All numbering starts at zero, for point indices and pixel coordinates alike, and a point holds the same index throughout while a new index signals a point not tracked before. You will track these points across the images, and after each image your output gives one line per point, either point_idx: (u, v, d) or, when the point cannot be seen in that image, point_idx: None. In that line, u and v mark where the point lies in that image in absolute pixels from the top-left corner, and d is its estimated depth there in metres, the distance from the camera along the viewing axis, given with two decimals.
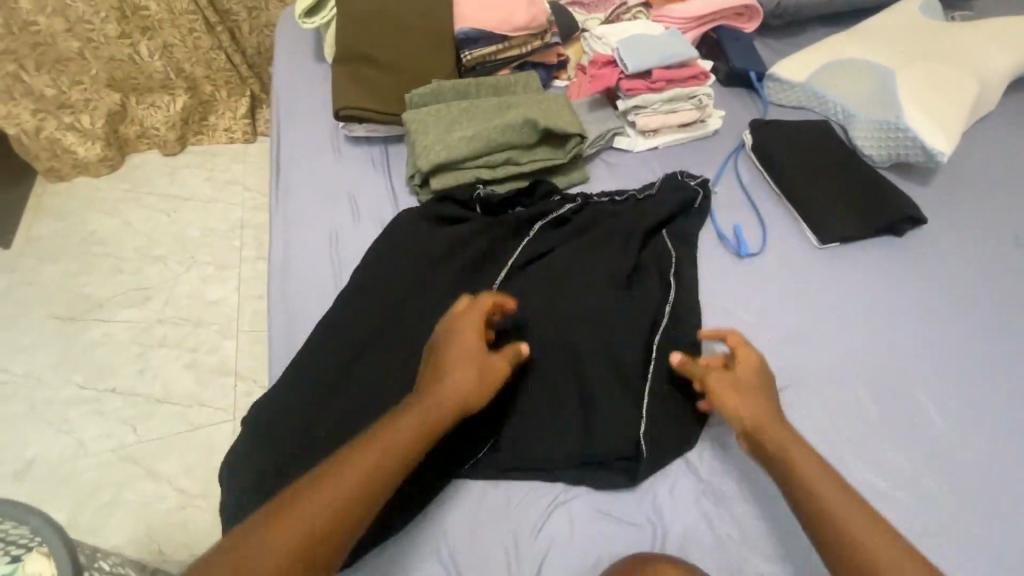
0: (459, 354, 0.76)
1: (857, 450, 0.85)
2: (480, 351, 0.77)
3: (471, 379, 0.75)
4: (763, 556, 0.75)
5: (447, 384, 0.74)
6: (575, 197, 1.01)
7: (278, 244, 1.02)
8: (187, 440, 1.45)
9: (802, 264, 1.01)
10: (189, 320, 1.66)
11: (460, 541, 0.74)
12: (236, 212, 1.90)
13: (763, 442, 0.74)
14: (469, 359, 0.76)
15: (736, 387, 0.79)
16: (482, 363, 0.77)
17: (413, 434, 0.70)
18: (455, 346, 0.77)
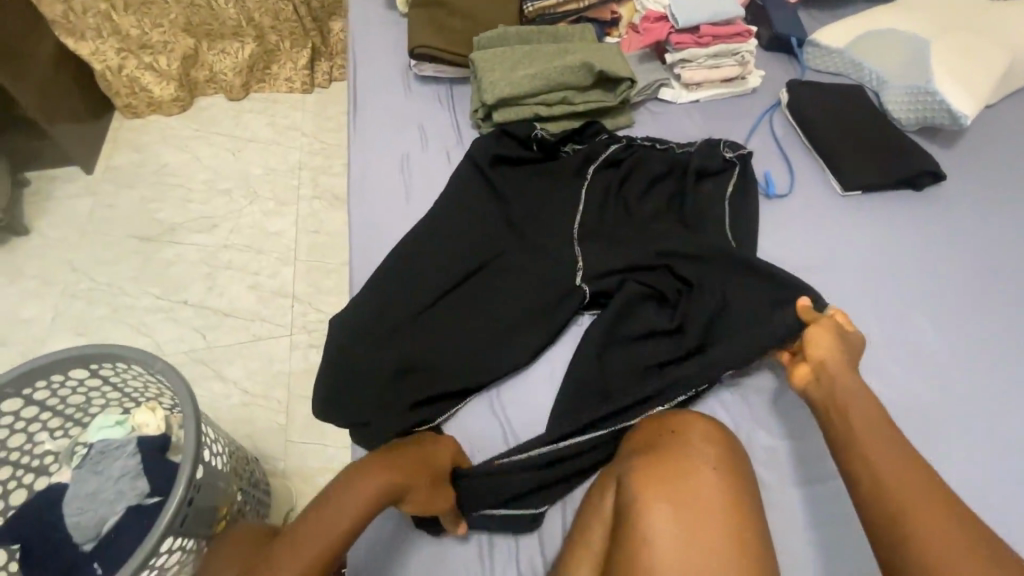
0: (423, 462, 0.74)
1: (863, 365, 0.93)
2: (439, 471, 0.75)
3: (422, 488, 0.71)
4: (766, 432, 0.86)
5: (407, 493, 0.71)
6: (621, 139, 1.11)
7: (352, 164, 1.14)
8: (250, 348, 1.61)
9: (827, 206, 1.09)
10: (251, 248, 1.82)
11: (511, 402, 0.88)
12: (295, 154, 2.04)
13: (843, 381, 0.78)
14: (428, 470, 0.73)
15: (845, 341, 0.83)
16: (435, 481, 0.73)
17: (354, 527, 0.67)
18: (421, 453, 0.75)
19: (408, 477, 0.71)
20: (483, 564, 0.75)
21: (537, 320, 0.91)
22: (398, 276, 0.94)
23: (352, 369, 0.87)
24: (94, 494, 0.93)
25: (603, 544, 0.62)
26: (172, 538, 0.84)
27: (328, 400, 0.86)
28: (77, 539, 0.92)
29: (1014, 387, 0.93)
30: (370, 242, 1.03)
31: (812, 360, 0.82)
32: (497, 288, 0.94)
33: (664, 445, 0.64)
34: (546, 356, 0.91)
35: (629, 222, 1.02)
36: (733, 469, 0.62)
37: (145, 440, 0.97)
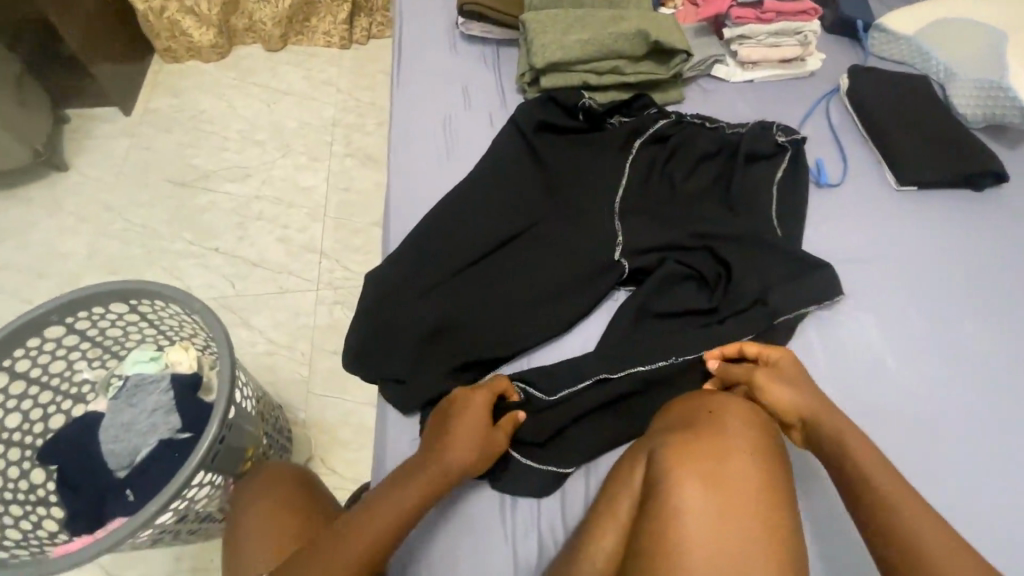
0: (471, 428, 0.72)
1: (909, 365, 0.88)
2: (486, 427, 0.74)
3: (477, 453, 0.71)
4: None
5: (455, 457, 0.70)
6: (670, 113, 1.08)
7: (393, 120, 1.13)
8: (277, 300, 1.63)
9: (880, 200, 1.05)
10: (283, 201, 1.83)
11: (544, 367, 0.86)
12: (329, 110, 2.02)
13: (827, 423, 0.70)
14: (478, 434, 0.72)
15: (789, 381, 0.74)
16: (484, 440, 0.72)
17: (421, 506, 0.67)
18: (466, 418, 0.73)
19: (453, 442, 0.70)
20: (505, 522, 0.74)
21: (573, 291, 0.90)
22: (436, 238, 0.94)
23: (388, 326, 0.88)
24: (129, 425, 0.96)
25: (630, 515, 0.62)
26: (204, 473, 0.87)
27: (361, 351, 0.88)
28: (111, 466, 0.95)
29: None
30: (408, 200, 1.03)
31: (790, 421, 0.73)
32: (535, 256, 0.93)
33: (704, 423, 0.63)
34: (580, 327, 0.89)
35: (673, 200, 0.99)
36: (768, 452, 0.62)
37: (178, 377, 0.99)
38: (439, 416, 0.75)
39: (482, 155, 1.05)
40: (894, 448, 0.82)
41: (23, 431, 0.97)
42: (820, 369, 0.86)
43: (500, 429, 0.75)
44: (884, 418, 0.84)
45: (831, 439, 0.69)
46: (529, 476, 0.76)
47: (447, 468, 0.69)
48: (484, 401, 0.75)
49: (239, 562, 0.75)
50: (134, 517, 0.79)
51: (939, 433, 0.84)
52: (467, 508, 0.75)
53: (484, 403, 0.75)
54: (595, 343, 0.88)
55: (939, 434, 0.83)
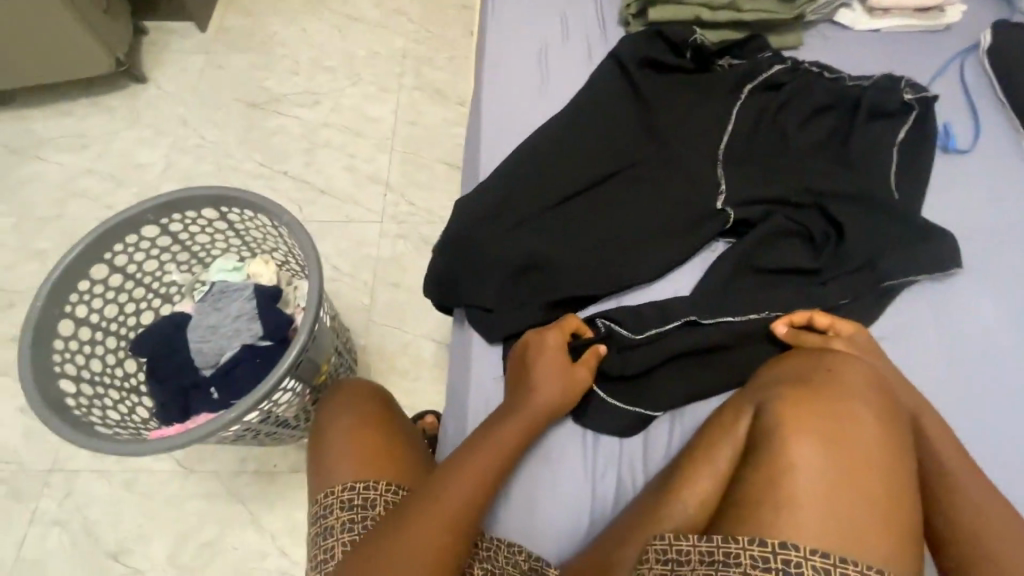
0: (551, 371, 0.73)
1: None
2: (567, 366, 0.75)
3: (564, 392, 0.73)
4: None
5: (541, 392, 0.72)
6: (786, 59, 1.00)
7: (486, 47, 1.08)
8: (342, 228, 1.65)
9: (1013, 171, 0.94)
10: (351, 130, 1.81)
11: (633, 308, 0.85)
12: (400, 40, 1.96)
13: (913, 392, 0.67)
14: (560, 376, 0.73)
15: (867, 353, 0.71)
16: (566, 372, 0.74)
17: (517, 437, 0.70)
18: (543, 361, 0.74)
19: (535, 377, 0.73)
20: (587, 460, 0.75)
21: (667, 238, 0.87)
22: (530, 170, 0.90)
23: (476, 255, 0.86)
24: (214, 328, 1.00)
25: (728, 464, 0.61)
26: (288, 380, 0.91)
27: (447, 278, 0.87)
28: (198, 364, 0.99)
29: None
30: (499, 130, 0.99)
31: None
32: (629, 198, 0.89)
33: (822, 381, 0.61)
34: (673, 276, 0.86)
35: (781, 152, 0.93)
36: (889, 418, 0.59)
37: (261, 288, 1.02)
38: (518, 361, 0.77)
39: (579, 90, 1.00)
40: (1009, 435, 0.75)
41: (118, 323, 1.02)
42: (932, 345, 0.80)
43: (582, 364, 0.76)
44: (1001, 403, 0.77)
45: (917, 408, 0.66)
46: (611, 415, 0.76)
47: (537, 402, 0.72)
48: (558, 338, 0.76)
49: (324, 467, 0.79)
50: (226, 412, 0.83)
51: None
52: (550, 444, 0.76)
53: (559, 341, 0.76)
54: (688, 291, 0.84)
55: None
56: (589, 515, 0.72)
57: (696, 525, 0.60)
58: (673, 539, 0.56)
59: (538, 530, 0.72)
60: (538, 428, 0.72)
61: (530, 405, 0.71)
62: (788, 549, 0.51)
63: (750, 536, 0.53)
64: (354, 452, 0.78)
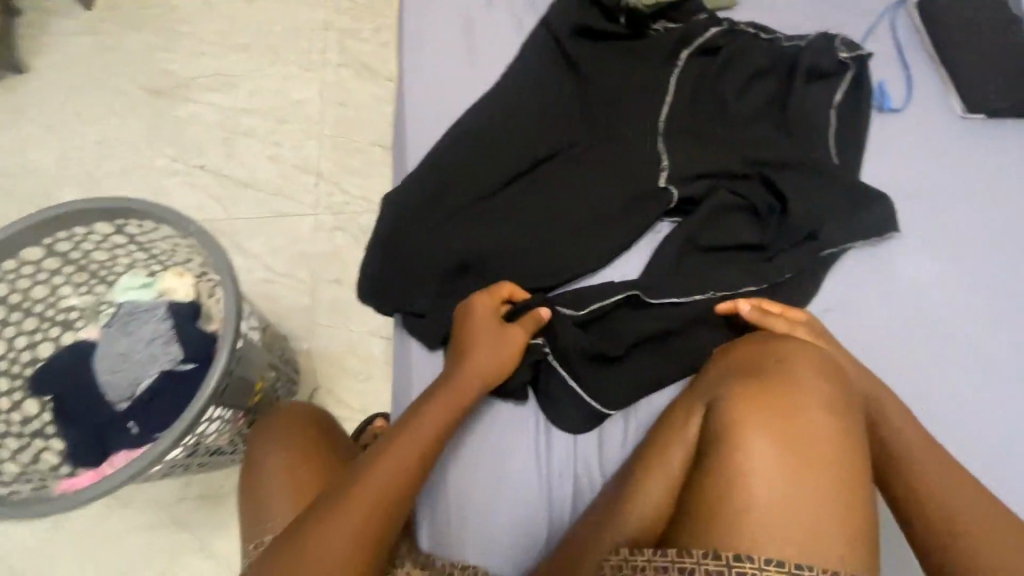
0: (483, 333, 0.72)
1: (964, 308, 0.81)
2: (501, 328, 0.73)
3: (499, 354, 0.71)
4: None
5: (473, 358, 0.70)
6: (722, 21, 0.96)
7: (406, 17, 0.98)
8: (272, 225, 1.53)
9: (941, 127, 0.94)
10: (272, 115, 1.66)
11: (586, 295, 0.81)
12: (318, 11, 1.79)
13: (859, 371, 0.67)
14: (493, 338, 0.72)
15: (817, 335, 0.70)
16: (500, 335, 0.72)
17: (450, 408, 0.67)
18: (475, 324, 0.72)
19: (468, 344, 0.71)
20: (540, 458, 0.73)
21: (612, 221, 0.82)
22: (464, 158, 0.83)
23: (411, 255, 0.80)
24: (125, 355, 0.89)
25: (683, 467, 0.60)
26: (213, 409, 0.82)
27: (382, 282, 0.81)
28: (111, 398, 0.89)
29: None
30: (425, 114, 0.91)
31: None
32: (570, 180, 0.84)
33: (773, 374, 0.60)
34: (619, 262, 0.82)
35: (720, 121, 0.89)
36: (842, 408, 0.59)
37: (176, 306, 0.91)
38: (453, 327, 0.75)
39: (509, 65, 0.93)
40: (941, 396, 0.77)
41: (10, 360, 0.89)
42: (872, 312, 0.80)
43: (518, 325, 0.74)
44: (935, 366, 0.78)
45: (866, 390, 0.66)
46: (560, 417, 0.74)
47: (470, 370, 0.69)
48: (491, 304, 0.74)
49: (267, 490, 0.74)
50: (156, 442, 0.75)
51: (995, 382, 0.78)
52: (498, 447, 0.73)
53: (492, 307, 0.74)
54: (637, 274, 0.81)
55: (989, 381, 0.78)
56: (549, 515, 0.71)
57: (653, 528, 0.59)
58: (627, 554, 0.55)
59: (500, 536, 0.71)
60: (476, 391, 0.69)
61: (463, 373, 0.69)
62: (744, 561, 0.51)
63: (706, 549, 0.52)
64: (296, 477, 0.75)
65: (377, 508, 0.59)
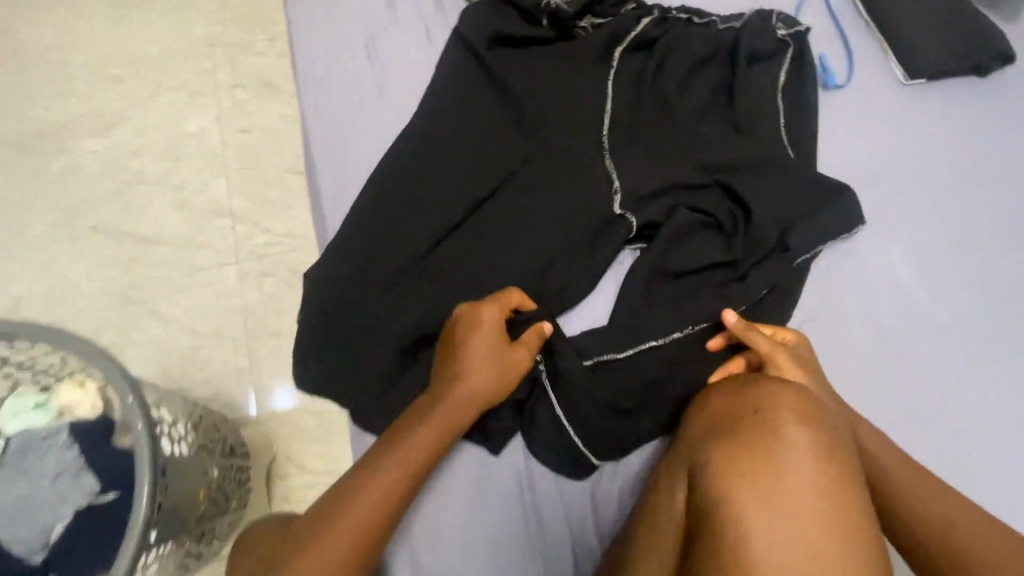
0: (484, 355, 0.64)
1: (935, 291, 0.79)
2: (503, 349, 0.65)
3: (495, 379, 0.65)
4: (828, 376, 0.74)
5: (471, 379, 0.64)
6: (652, 8, 0.88)
7: (296, 48, 0.84)
8: (192, 282, 1.34)
9: (887, 98, 0.90)
10: (169, 154, 1.45)
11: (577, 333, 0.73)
12: (200, 25, 1.56)
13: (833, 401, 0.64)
14: (494, 360, 0.65)
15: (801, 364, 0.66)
16: (502, 353, 0.65)
17: (442, 433, 0.62)
18: (476, 342, 0.65)
19: (464, 361, 0.64)
20: (521, 498, 0.67)
21: (569, 258, 0.74)
22: (393, 212, 0.74)
23: (351, 338, 0.71)
24: (27, 501, 0.75)
25: (677, 534, 0.57)
26: (149, 552, 0.73)
27: (322, 371, 0.71)
28: (20, 555, 0.75)
29: None
30: (339, 162, 0.79)
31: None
32: (515, 220, 0.75)
33: (751, 425, 0.57)
34: (586, 303, 0.74)
35: (667, 125, 0.82)
36: (833, 450, 0.55)
37: (84, 428, 0.78)
38: (447, 334, 0.67)
39: (426, 90, 0.82)
40: (927, 390, 0.74)
41: None
42: (848, 313, 0.77)
43: (521, 345, 0.67)
44: (916, 358, 0.76)
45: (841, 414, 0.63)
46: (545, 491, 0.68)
47: (466, 391, 0.63)
48: (495, 314, 0.66)
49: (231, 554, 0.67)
50: None
51: (976, 365, 0.76)
52: (475, 487, 0.66)
53: (496, 317, 0.66)
54: (605, 320, 0.73)
55: (971, 365, 0.76)
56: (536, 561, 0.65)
57: None
58: None
59: None
60: (471, 414, 0.64)
61: (459, 394, 0.63)
62: None
63: None
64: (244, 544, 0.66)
65: (358, 545, 0.56)
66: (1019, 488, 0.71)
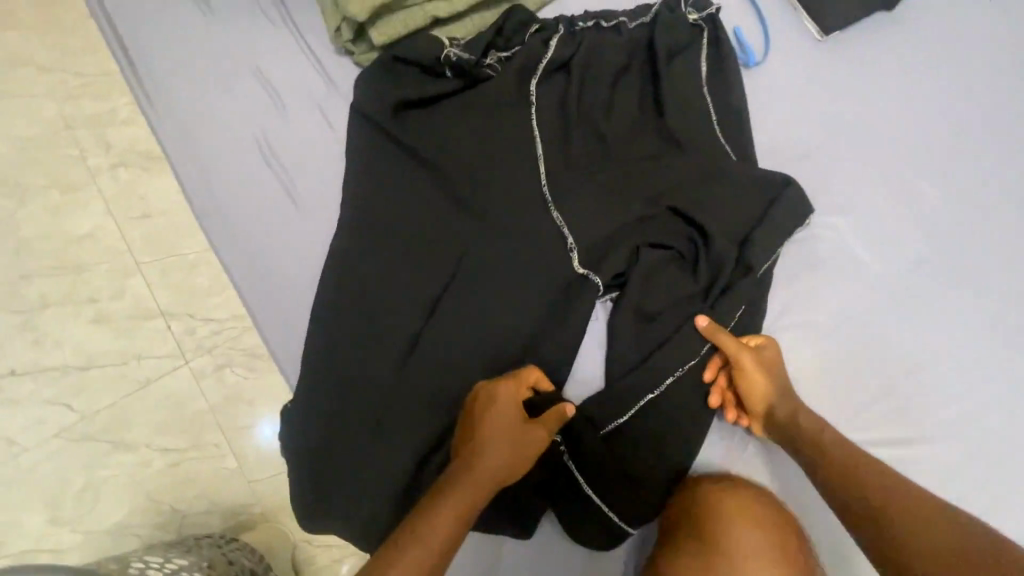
0: (502, 428, 0.64)
1: (884, 253, 0.82)
2: (521, 423, 0.65)
3: (513, 453, 0.63)
4: (814, 367, 0.77)
5: (492, 455, 0.62)
6: (557, 25, 0.81)
7: (190, 178, 0.76)
8: (145, 402, 1.06)
9: (807, 61, 0.89)
10: (49, 254, 1.09)
11: (581, 390, 0.73)
12: (28, 78, 1.14)
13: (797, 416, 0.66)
14: (511, 433, 0.64)
15: (768, 372, 0.68)
16: (523, 426, 0.65)
17: (466, 511, 0.58)
18: (491, 415, 0.64)
19: (483, 441, 0.63)
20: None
21: (545, 329, 0.73)
22: (351, 338, 0.71)
23: (350, 478, 0.69)
24: None
25: None
26: None
27: (332, 517, 0.69)
28: None
29: None
30: (278, 289, 0.74)
31: (756, 410, 0.69)
32: (481, 305, 0.72)
33: (693, 538, 0.64)
34: (576, 368, 0.74)
35: (605, 156, 0.79)
36: (783, 559, 0.61)
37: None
38: (462, 412, 0.68)
39: (346, 182, 0.75)
40: (903, 350, 0.79)
41: None
42: (814, 299, 0.79)
43: (540, 423, 0.66)
44: (885, 324, 0.79)
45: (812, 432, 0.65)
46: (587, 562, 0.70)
47: (488, 471, 0.61)
48: (512, 390, 0.66)
49: None
50: None
51: (939, 314, 0.81)
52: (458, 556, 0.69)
53: (513, 392, 0.66)
54: (600, 383, 0.73)
55: (934, 313, 0.81)
56: None
57: None
58: None
59: None
60: (491, 494, 0.62)
61: (480, 473, 0.61)
62: None
63: None
64: None
65: None
66: (998, 414, 0.78)
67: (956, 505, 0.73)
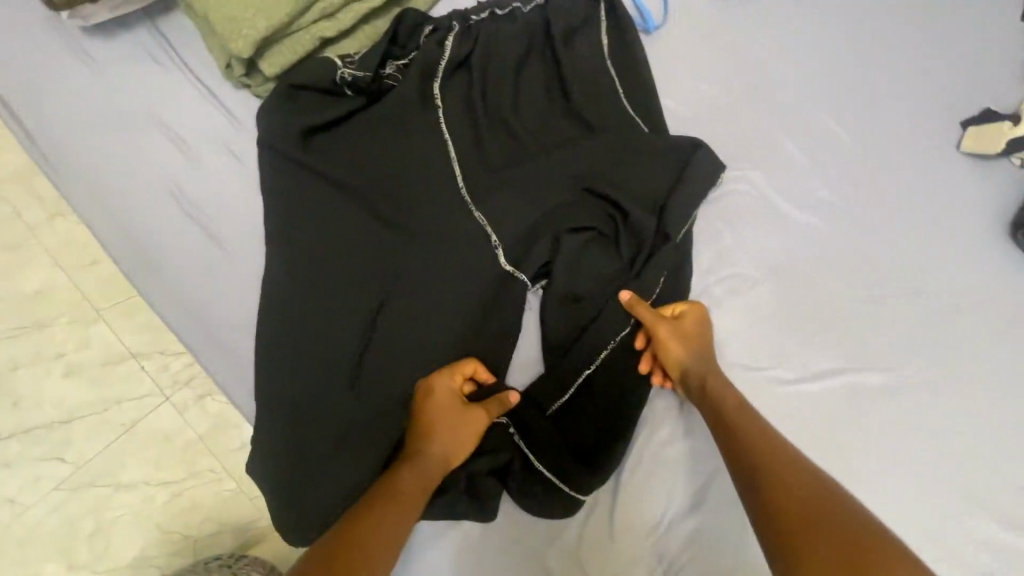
0: (445, 418, 0.68)
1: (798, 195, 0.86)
2: (464, 410, 0.70)
3: (456, 444, 0.69)
4: (747, 315, 0.80)
5: (437, 445, 0.67)
6: (452, 21, 0.81)
7: (115, 237, 0.76)
8: (133, 443, 1.07)
9: (705, 18, 0.91)
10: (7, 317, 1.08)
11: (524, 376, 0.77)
12: None
13: (714, 384, 0.71)
14: (454, 421, 0.69)
15: (686, 341, 0.73)
16: (465, 413, 0.70)
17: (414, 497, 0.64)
18: (434, 407, 0.69)
19: (427, 431, 0.68)
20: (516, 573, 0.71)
21: (483, 325, 0.76)
22: (299, 367, 0.72)
23: (320, 501, 0.71)
24: None
25: None
26: None
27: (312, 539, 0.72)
28: None
29: (938, 140, 0.90)
30: (221, 332, 0.75)
31: (675, 376, 0.73)
32: (418, 314, 0.74)
33: None
34: (517, 356, 0.78)
35: (518, 145, 0.80)
36: None
37: None
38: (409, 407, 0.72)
39: (269, 212, 0.75)
40: (832, 282, 0.83)
41: None
42: (738, 250, 0.83)
43: (483, 409, 0.71)
44: (809, 262, 0.83)
45: (728, 403, 0.69)
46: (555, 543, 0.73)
47: (433, 459, 0.67)
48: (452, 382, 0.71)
49: None
50: None
51: (859, 242, 0.85)
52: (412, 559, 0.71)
53: (454, 384, 0.71)
54: (541, 365, 0.77)
55: (856, 243, 0.85)
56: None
57: None
58: None
59: None
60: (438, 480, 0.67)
61: (426, 462, 0.66)
62: None
63: None
64: None
65: None
66: (930, 324, 0.82)
67: (901, 419, 0.78)
